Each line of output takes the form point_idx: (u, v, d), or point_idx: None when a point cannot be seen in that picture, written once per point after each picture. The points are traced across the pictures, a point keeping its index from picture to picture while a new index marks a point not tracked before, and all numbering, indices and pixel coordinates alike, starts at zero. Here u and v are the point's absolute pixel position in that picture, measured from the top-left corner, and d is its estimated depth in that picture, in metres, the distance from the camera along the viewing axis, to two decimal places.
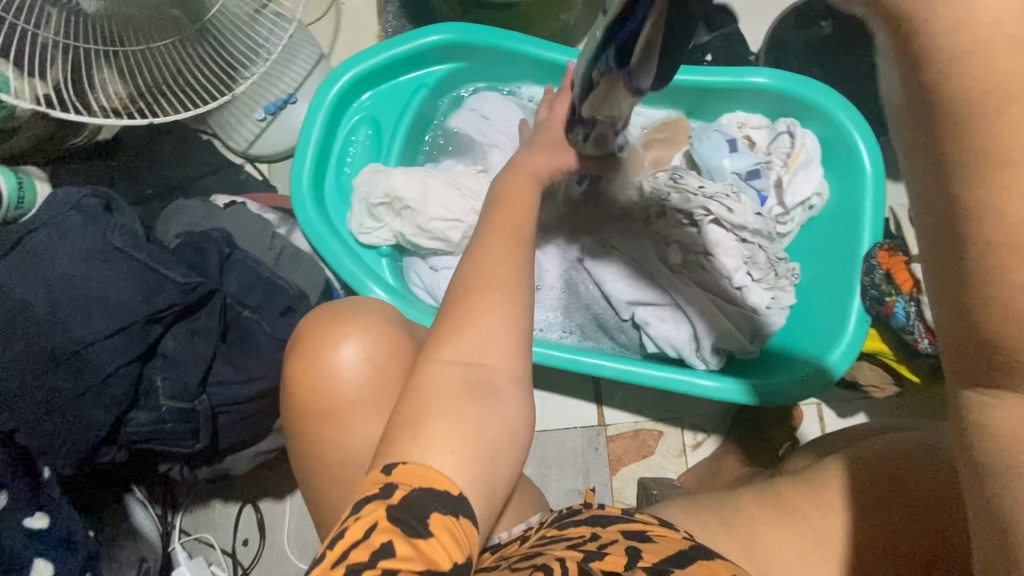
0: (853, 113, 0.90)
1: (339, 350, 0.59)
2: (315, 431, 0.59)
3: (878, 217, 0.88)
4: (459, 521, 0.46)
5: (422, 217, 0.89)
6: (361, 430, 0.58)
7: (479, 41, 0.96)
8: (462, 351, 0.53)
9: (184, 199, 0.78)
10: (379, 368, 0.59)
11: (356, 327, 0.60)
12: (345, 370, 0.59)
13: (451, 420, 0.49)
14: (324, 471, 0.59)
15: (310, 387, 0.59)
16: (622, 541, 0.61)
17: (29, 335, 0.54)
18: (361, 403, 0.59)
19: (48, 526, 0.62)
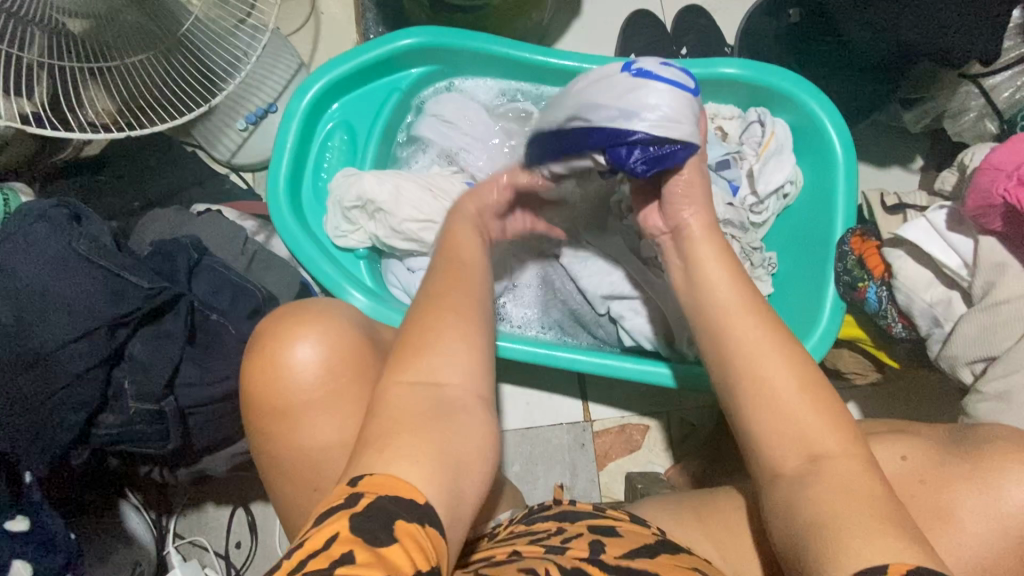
0: (823, 99, 0.90)
1: (294, 352, 0.59)
2: (273, 435, 0.59)
3: (851, 203, 0.87)
4: (425, 529, 0.44)
5: (395, 218, 0.90)
6: (313, 435, 0.59)
7: (449, 44, 0.98)
8: (420, 370, 0.54)
9: (160, 209, 0.80)
10: (333, 371, 0.59)
11: (311, 329, 0.60)
12: (300, 372, 0.59)
13: (415, 437, 0.50)
14: (289, 469, 0.60)
15: (264, 389, 0.59)
16: (588, 535, 0.61)
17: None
18: (315, 406, 0.59)
19: (29, 528, 0.64)
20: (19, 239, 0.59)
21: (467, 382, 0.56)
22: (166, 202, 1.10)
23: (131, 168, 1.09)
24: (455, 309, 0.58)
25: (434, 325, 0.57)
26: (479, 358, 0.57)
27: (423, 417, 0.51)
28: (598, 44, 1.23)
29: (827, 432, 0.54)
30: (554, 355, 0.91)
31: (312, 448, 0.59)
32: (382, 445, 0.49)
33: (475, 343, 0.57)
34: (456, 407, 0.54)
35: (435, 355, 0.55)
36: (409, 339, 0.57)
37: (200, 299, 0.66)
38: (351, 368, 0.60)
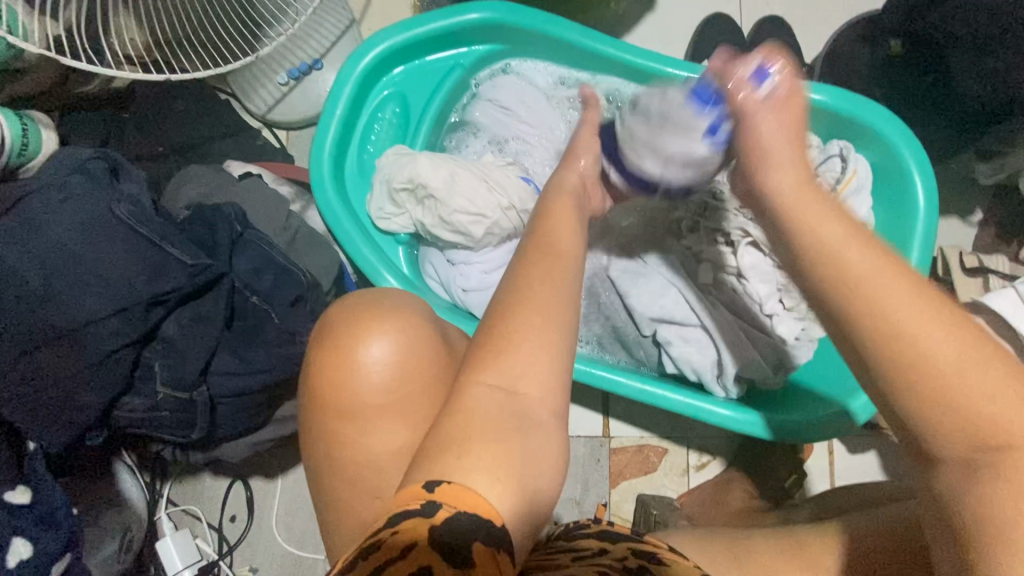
0: (913, 141, 0.85)
1: (364, 350, 0.53)
2: (328, 433, 0.54)
3: (925, 256, 0.83)
4: (500, 554, 0.45)
5: (445, 208, 0.84)
6: (381, 436, 0.54)
7: (524, 24, 0.90)
8: (503, 374, 0.52)
9: (198, 166, 0.73)
10: (403, 373, 0.54)
11: (388, 325, 0.54)
12: (368, 371, 0.53)
13: (498, 448, 0.49)
14: (329, 472, 0.55)
15: (327, 385, 0.54)
16: (632, 558, 0.58)
17: (19, 311, 0.51)
18: (384, 410, 0.54)
19: (31, 501, 0.60)
20: (52, 195, 0.53)
21: (546, 395, 0.53)
22: (192, 151, 1.02)
23: (160, 110, 1.00)
24: (541, 311, 0.55)
25: (516, 329, 0.53)
26: (554, 359, 0.54)
27: (496, 424, 0.50)
28: (668, 43, 1.16)
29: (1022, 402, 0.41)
30: (594, 373, 0.86)
31: (373, 452, 0.54)
32: (463, 449, 0.49)
33: (552, 344, 0.54)
34: (532, 418, 0.52)
35: (512, 361, 0.53)
36: (490, 339, 0.54)
37: (240, 279, 0.61)
38: (420, 369, 0.54)
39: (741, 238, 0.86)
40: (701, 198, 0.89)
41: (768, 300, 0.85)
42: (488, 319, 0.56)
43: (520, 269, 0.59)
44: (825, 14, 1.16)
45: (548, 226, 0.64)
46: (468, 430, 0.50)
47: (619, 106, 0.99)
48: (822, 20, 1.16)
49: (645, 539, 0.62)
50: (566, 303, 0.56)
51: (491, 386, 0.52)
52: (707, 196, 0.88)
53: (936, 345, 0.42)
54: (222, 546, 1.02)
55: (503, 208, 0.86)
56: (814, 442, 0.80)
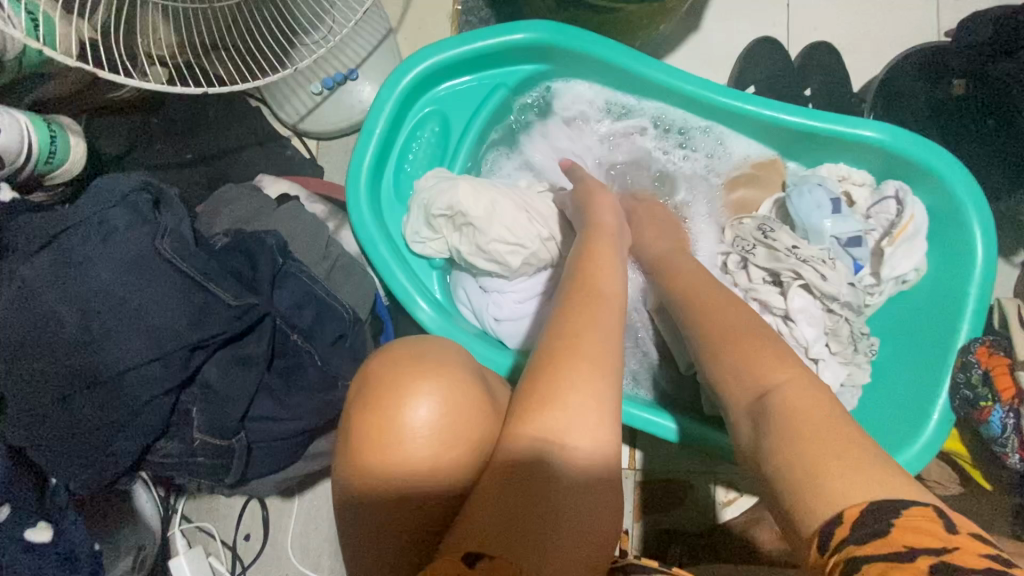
0: (975, 188, 0.81)
1: (409, 410, 0.50)
2: (366, 498, 0.50)
3: (982, 307, 0.80)
4: None
5: (484, 236, 0.81)
6: (424, 503, 0.50)
7: (573, 46, 0.86)
8: (550, 427, 0.50)
9: (235, 186, 0.70)
10: (449, 435, 0.51)
11: (434, 383, 0.52)
12: (413, 432, 0.50)
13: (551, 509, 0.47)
14: (364, 541, 0.51)
15: (367, 447, 0.50)
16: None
17: (57, 354, 0.48)
18: (431, 472, 0.50)
19: (51, 539, 0.57)
20: (93, 229, 0.51)
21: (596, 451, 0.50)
22: (220, 160, 0.99)
23: (188, 117, 0.97)
24: (585, 357, 0.53)
25: (562, 380, 0.51)
26: (604, 408, 0.51)
27: (544, 486, 0.49)
28: (712, 66, 1.13)
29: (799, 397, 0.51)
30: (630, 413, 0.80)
31: (418, 518, 0.50)
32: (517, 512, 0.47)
33: (601, 397, 0.51)
34: (583, 475, 0.49)
35: (560, 415, 0.50)
36: (536, 393, 0.52)
37: (282, 316, 0.58)
38: (467, 429, 0.52)
39: (793, 281, 0.81)
40: (749, 235, 0.85)
41: (817, 345, 0.80)
42: (530, 370, 0.54)
43: (564, 319, 0.57)
44: (878, 44, 1.12)
45: (589, 275, 0.62)
46: (520, 491, 0.48)
47: (676, 133, 0.95)
48: (874, 50, 1.12)
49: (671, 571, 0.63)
50: (611, 352, 0.54)
51: (540, 440, 0.50)
52: (758, 231, 0.84)
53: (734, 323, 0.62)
54: (234, 566, 1.00)
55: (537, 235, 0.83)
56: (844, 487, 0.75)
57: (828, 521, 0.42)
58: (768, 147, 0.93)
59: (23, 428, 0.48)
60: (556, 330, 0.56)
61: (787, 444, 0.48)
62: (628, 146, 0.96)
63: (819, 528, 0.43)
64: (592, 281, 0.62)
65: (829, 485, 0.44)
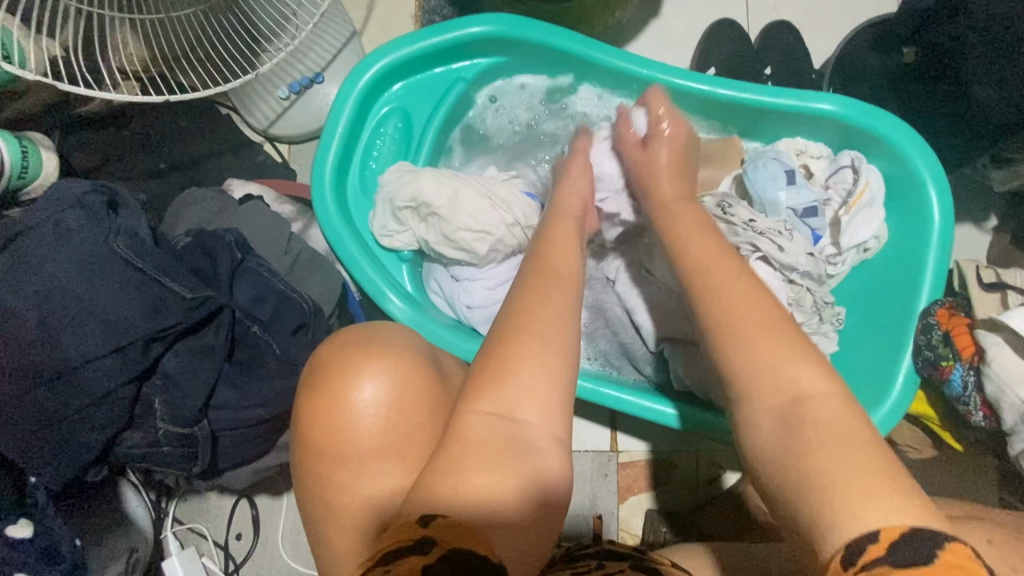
0: (928, 152, 0.83)
1: (356, 391, 0.53)
2: (325, 477, 0.53)
3: (941, 270, 0.81)
4: None
5: (448, 225, 0.83)
6: (376, 480, 0.52)
7: (525, 37, 0.88)
8: (498, 400, 0.51)
9: (199, 188, 0.72)
10: (397, 415, 0.53)
11: (381, 365, 0.54)
12: (360, 412, 0.53)
13: (492, 478, 0.48)
14: (328, 519, 0.54)
15: (319, 427, 0.53)
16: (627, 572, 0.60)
17: (19, 351, 0.51)
18: (384, 451, 0.52)
19: (32, 535, 0.59)
20: (48, 230, 0.53)
21: (545, 418, 0.51)
22: (193, 168, 1.01)
23: (159, 128, 0.99)
24: (534, 330, 0.54)
25: (510, 352, 0.52)
26: (553, 382, 0.52)
27: (488, 453, 0.49)
28: (674, 49, 1.14)
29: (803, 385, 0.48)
30: (601, 392, 0.82)
31: (372, 495, 0.52)
32: (458, 481, 0.47)
33: (551, 369, 0.52)
34: (531, 443, 0.50)
35: (507, 388, 0.51)
36: (484, 366, 0.53)
37: (242, 309, 0.60)
38: (417, 408, 0.54)
39: (751, 253, 0.82)
40: (709, 212, 0.86)
41: None
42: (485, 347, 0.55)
43: (518, 296, 0.59)
44: (834, 19, 1.13)
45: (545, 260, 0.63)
46: (466, 456, 0.49)
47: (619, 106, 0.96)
48: (831, 25, 1.13)
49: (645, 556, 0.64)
50: (563, 327, 0.55)
51: (489, 413, 0.50)
52: (716, 208, 0.86)
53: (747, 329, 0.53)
54: (228, 565, 1.02)
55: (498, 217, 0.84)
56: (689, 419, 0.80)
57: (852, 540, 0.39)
58: (726, 126, 0.95)
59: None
60: (511, 307, 0.57)
61: (798, 443, 0.46)
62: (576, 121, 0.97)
63: (841, 547, 0.40)
64: (541, 257, 0.64)
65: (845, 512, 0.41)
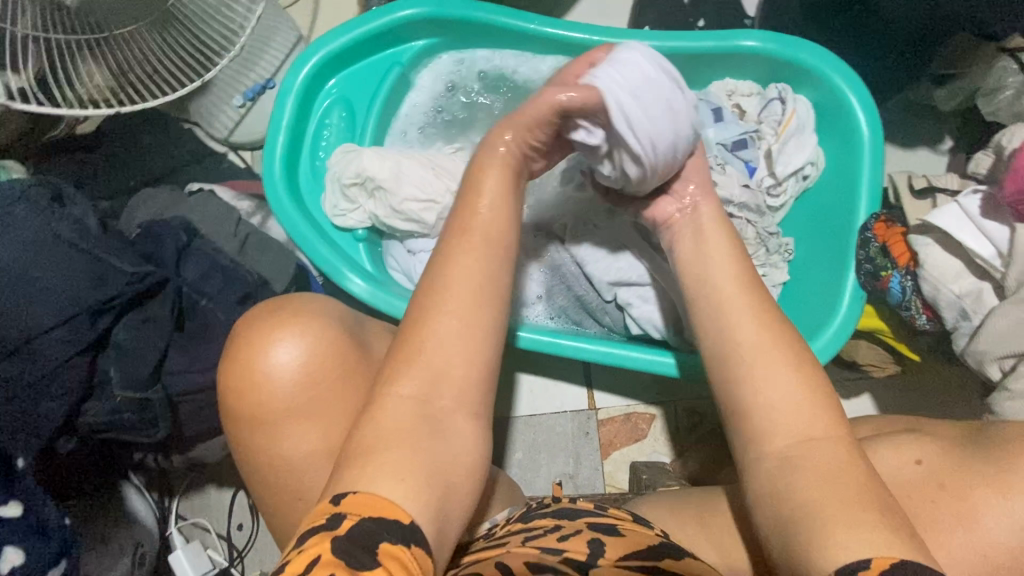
0: (848, 73, 0.84)
1: (273, 356, 0.56)
2: (251, 443, 0.57)
3: (875, 185, 0.83)
4: (410, 551, 0.45)
5: (394, 198, 0.87)
6: (295, 439, 0.56)
7: (452, 16, 0.93)
8: (416, 374, 0.53)
9: (151, 188, 0.77)
10: (313, 374, 0.56)
11: (297, 330, 0.57)
12: (279, 377, 0.56)
13: (405, 447, 0.50)
14: (268, 480, 0.58)
15: (240, 397, 0.57)
16: (585, 531, 0.62)
17: None
18: (301, 409, 0.56)
19: (21, 514, 0.64)
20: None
21: (460, 388, 0.54)
22: (162, 181, 1.07)
23: (126, 145, 1.06)
24: (456, 307, 0.55)
25: (426, 321, 0.55)
26: (467, 355, 0.55)
27: (400, 431, 0.51)
28: (610, 14, 1.17)
29: (784, 414, 0.55)
30: (560, 343, 0.88)
31: (294, 454, 0.56)
32: (373, 453, 0.50)
33: (466, 334, 0.54)
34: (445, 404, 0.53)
35: (422, 363, 0.54)
36: (404, 337, 0.55)
37: (188, 284, 0.65)
38: (330, 370, 0.57)
39: None
40: None
41: None
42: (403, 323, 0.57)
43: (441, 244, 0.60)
44: None
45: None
46: (380, 435, 0.51)
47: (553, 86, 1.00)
48: None
49: (607, 515, 0.65)
50: (486, 264, 0.58)
51: (404, 394, 0.53)
52: None
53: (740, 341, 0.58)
54: (232, 555, 1.06)
55: (437, 198, 0.87)
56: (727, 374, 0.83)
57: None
58: None
59: None
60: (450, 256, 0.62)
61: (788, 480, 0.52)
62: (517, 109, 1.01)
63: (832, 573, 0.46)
64: None
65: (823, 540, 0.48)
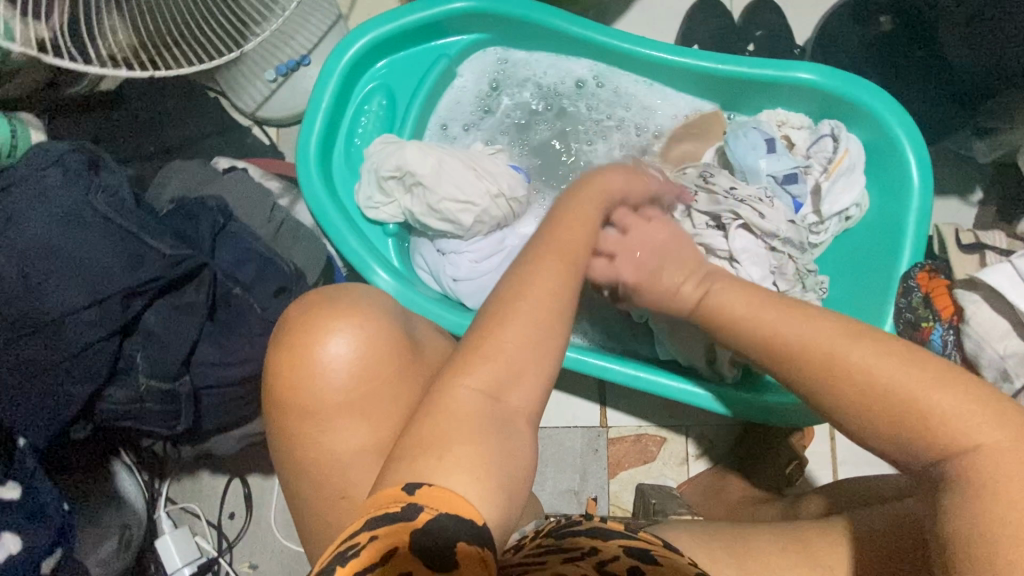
0: (905, 118, 0.83)
1: (326, 346, 0.53)
2: (295, 437, 0.54)
3: (921, 234, 0.82)
4: (483, 552, 0.42)
5: (433, 195, 0.84)
6: (345, 435, 0.53)
7: (507, 14, 0.89)
8: (487, 378, 0.50)
9: (183, 160, 0.74)
10: (368, 370, 0.53)
11: (350, 322, 0.54)
12: (333, 369, 0.53)
13: (477, 448, 0.47)
14: (304, 479, 0.54)
15: (287, 385, 0.53)
16: (623, 560, 0.58)
17: (8, 302, 0.55)
18: (348, 408, 0.53)
19: (20, 497, 0.60)
20: (35, 188, 0.57)
21: (530, 400, 0.52)
22: (183, 150, 1.02)
23: (146, 108, 1.00)
24: (532, 318, 0.53)
25: (500, 331, 0.52)
26: (530, 359, 0.52)
27: (470, 437, 0.47)
28: (658, 27, 1.14)
29: (970, 428, 0.47)
30: (585, 361, 0.86)
31: (337, 456, 0.53)
32: (442, 449, 0.47)
33: (540, 348, 0.52)
34: (513, 421, 0.50)
35: (489, 363, 0.51)
36: (476, 345, 0.52)
37: (224, 270, 0.63)
38: (386, 366, 0.54)
39: (733, 221, 0.84)
40: (690, 181, 0.88)
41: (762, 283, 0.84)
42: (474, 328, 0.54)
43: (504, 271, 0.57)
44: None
45: None
46: (444, 435, 0.47)
47: (580, 94, 0.98)
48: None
49: (637, 537, 0.62)
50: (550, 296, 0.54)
51: (473, 388, 0.50)
52: (698, 177, 0.87)
53: (871, 362, 0.52)
54: (221, 544, 1.03)
55: (483, 206, 0.85)
56: (785, 422, 0.81)
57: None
58: (708, 99, 0.95)
59: None
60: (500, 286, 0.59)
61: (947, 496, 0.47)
62: (551, 127, 0.98)
63: None
64: None
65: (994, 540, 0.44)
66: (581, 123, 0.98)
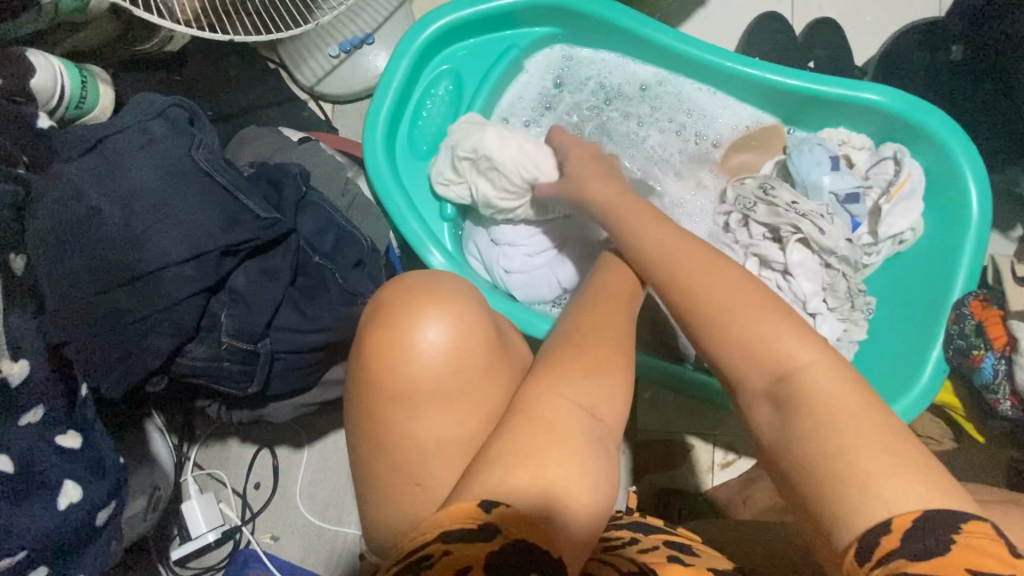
0: (970, 147, 0.83)
1: (422, 332, 0.54)
2: (380, 419, 0.54)
3: (976, 266, 0.82)
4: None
5: (504, 181, 0.84)
6: (430, 424, 0.54)
7: (581, 9, 0.89)
8: (584, 391, 0.51)
9: (254, 127, 0.80)
10: (463, 359, 0.54)
11: (446, 309, 0.55)
12: (428, 355, 0.54)
13: (565, 461, 0.46)
14: (378, 457, 0.55)
15: (380, 366, 0.54)
16: (662, 547, 0.58)
17: (111, 251, 0.60)
18: (437, 395, 0.54)
19: (80, 446, 0.61)
20: (141, 139, 0.64)
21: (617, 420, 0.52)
22: (241, 117, 1.01)
23: (208, 71, 1.00)
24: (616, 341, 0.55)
25: (596, 349, 0.54)
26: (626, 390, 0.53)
27: (569, 441, 0.47)
28: (719, 38, 1.15)
29: (839, 386, 0.48)
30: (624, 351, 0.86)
31: (418, 442, 0.54)
32: (536, 461, 0.45)
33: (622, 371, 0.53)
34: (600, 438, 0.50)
35: (592, 378, 0.51)
36: (577, 355, 0.53)
37: (306, 238, 0.71)
38: (480, 356, 0.55)
39: (792, 235, 0.85)
40: (751, 194, 0.88)
41: (813, 298, 0.85)
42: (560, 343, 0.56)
43: (594, 297, 0.61)
44: (881, 17, 1.13)
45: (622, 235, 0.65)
46: (534, 447, 0.46)
47: (643, 94, 0.98)
48: (878, 22, 1.13)
49: (676, 533, 0.63)
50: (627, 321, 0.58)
51: (570, 400, 0.49)
52: (758, 189, 0.88)
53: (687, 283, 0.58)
54: (245, 513, 1.03)
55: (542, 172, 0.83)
56: None
57: (876, 530, 0.41)
58: (772, 113, 0.96)
59: (73, 314, 0.60)
60: (590, 303, 0.60)
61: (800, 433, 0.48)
62: (610, 125, 0.99)
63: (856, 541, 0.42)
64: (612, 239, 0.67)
65: (885, 497, 0.42)
66: (640, 123, 0.99)
